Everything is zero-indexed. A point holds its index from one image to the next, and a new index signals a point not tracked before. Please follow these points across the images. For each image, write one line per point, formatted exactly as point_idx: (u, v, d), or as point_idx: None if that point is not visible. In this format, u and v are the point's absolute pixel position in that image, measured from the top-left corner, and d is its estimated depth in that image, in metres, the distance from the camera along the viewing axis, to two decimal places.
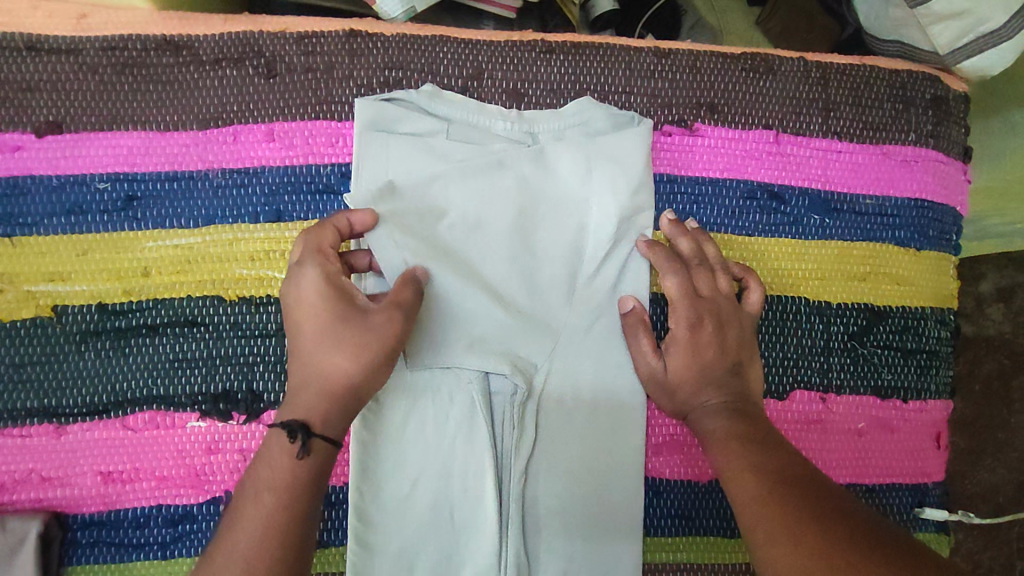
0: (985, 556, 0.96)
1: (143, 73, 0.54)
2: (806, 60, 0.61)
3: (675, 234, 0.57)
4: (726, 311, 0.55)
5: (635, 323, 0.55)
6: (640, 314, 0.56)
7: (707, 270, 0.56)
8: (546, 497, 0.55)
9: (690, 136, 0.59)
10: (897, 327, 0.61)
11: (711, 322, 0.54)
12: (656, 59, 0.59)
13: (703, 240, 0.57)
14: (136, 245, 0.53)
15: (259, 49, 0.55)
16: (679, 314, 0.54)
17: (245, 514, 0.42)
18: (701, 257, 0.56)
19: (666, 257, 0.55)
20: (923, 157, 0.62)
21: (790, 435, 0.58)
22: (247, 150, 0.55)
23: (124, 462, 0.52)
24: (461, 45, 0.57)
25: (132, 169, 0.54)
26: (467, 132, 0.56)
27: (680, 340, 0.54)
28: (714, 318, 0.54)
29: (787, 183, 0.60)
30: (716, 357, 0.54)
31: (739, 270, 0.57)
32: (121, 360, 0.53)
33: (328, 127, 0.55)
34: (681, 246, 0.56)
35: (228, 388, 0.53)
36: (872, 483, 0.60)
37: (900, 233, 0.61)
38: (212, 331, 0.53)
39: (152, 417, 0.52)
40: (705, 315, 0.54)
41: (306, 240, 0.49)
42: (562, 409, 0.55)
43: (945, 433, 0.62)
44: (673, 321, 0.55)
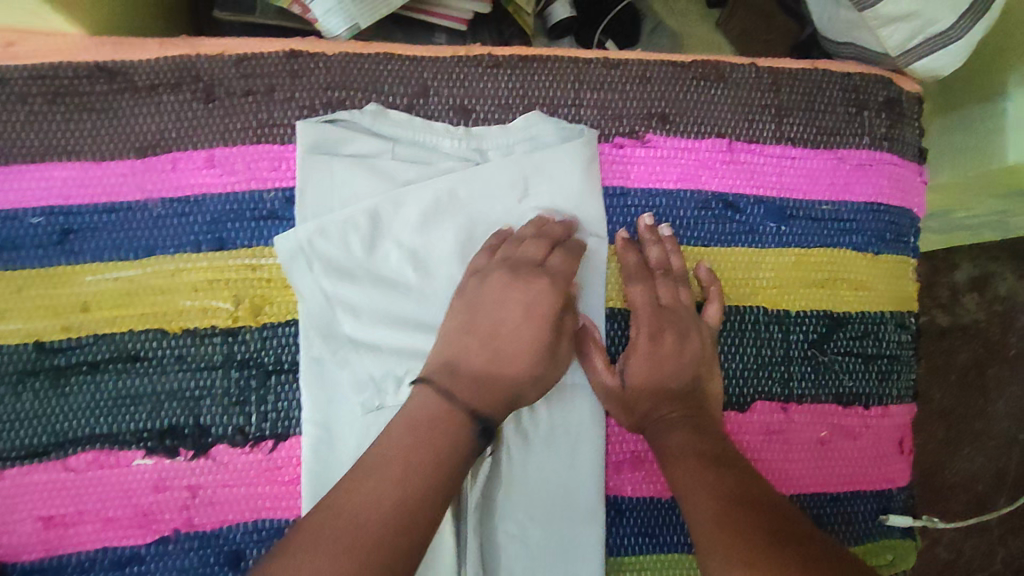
0: (966, 544, 1.00)
1: (75, 102, 0.53)
2: (757, 66, 0.60)
3: (647, 240, 0.57)
4: (688, 322, 0.56)
5: (587, 340, 0.56)
6: (593, 331, 0.56)
7: (671, 281, 0.57)
8: (504, 521, 0.54)
9: (642, 147, 0.58)
10: (857, 333, 0.60)
11: (673, 333, 0.56)
12: (605, 70, 0.58)
13: (673, 249, 0.57)
14: (75, 279, 0.52)
15: (196, 74, 0.54)
16: (641, 325, 0.56)
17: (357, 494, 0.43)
18: (666, 266, 0.57)
19: (633, 264, 0.57)
20: (878, 160, 0.61)
21: (751, 447, 0.58)
22: (187, 178, 0.53)
23: (65, 506, 0.50)
24: (405, 62, 0.56)
25: (67, 202, 0.52)
26: (413, 150, 0.56)
27: (641, 350, 0.56)
28: (676, 330, 0.56)
29: (742, 192, 0.59)
30: (676, 368, 0.55)
31: (705, 277, 0.58)
32: (60, 400, 0.51)
33: (269, 151, 0.54)
34: (650, 255, 0.57)
35: (174, 422, 0.52)
36: (837, 492, 0.59)
37: (857, 238, 0.61)
38: (156, 365, 0.52)
39: (95, 457, 0.51)
40: (666, 327, 0.56)
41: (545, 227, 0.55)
42: (518, 431, 0.55)
43: (907, 437, 0.62)
44: (635, 331, 0.56)
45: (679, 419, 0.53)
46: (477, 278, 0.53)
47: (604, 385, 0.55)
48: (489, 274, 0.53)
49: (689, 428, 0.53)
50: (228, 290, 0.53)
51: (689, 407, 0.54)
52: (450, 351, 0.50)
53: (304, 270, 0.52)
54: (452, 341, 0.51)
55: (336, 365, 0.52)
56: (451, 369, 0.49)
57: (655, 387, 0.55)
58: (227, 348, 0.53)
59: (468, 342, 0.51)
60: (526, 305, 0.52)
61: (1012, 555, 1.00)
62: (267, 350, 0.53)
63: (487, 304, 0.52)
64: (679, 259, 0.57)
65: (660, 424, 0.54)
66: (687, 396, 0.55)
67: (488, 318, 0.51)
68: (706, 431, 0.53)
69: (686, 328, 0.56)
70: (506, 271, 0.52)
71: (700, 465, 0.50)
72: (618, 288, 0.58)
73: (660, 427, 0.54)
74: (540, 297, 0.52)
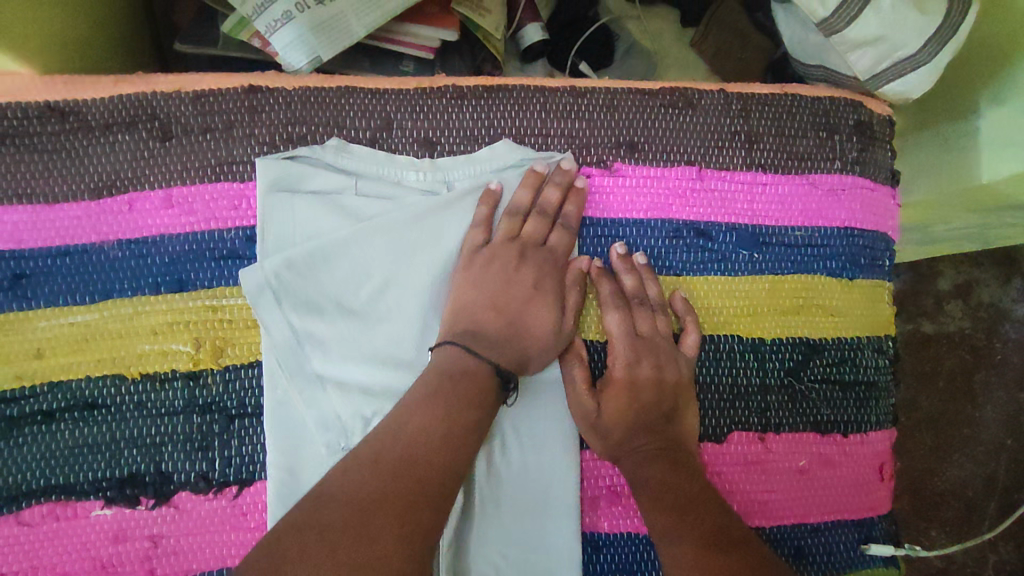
0: (959, 552, 0.99)
1: (27, 143, 0.51)
2: (726, 92, 0.59)
3: (621, 269, 0.56)
4: (665, 349, 0.55)
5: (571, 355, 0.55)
6: (579, 348, 0.56)
7: (648, 311, 0.56)
8: (479, 563, 0.53)
9: (610, 177, 0.57)
10: (834, 359, 0.60)
11: (650, 361, 0.55)
12: (571, 99, 0.57)
13: (649, 277, 0.56)
14: (29, 325, 0.50)
15: (153, 112, 0.53)
16: (618, 354, 0.55)
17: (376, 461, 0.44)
18: (643, 296, 0.56)
19: (608, 293, 0.56)
20: (850, 185, 0.61)
21: (730, 478, 0.57)
22: (144, 219, 0.52)
23: (22, 561, 0.49)
24: (367, 95, 0.55)
25: (18, 246, 0.51)
26: (377, 185, 0.55)
27: (617, 379, 0.55)
28: (654, 358, 0.55)
29: (714, 219, 0.58)
30: (656, 396, 0.54)
31: (681, 307, 0.57)
32: (13, 451, 0.49)
33: (229, 189, 0.53)
34: (626, 284, 0.56)
35: (135, 470, 0.50)
36: (818, 522, 0.58)
37: (831, 264, 0.60)
38: (114, 413, 0.51)
39: (51, 509, 0.49)
40: (643, 356, 0.55)
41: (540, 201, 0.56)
42: (490, 470, 0.53)
43: (887, 463, 0.61)
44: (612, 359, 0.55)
45: (649, 451, 0.52)
46: (481, 257, 0.54)
47: (582, 410, 0.54)
48: (496, 254, 0.54)
49: (662, 461, 0.52)
50: (189, 332, 0.51)
51: (661, 441, 0.53)
52: (467, 321, 0.52)
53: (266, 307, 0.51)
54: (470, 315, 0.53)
55: (301, 404, 0.51)
56: (474, 335, 0.52)
57: (631, 413, 0.54)
58: (188, 393, 0.51)
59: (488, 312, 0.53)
60: (535, 279, 0.54)
61: (1004, 563, 0.99)
62: (229, 393, 0.51)
63: (499, 277, 0.54)
64: (656, 288, 0.56)
65: (634, 455, 0.53)
66: (663, 428, 0.53)
67: (501, 289, 0.53)
68: (678, 466, 0.52)
69: (663, 357, 0.55)
70: (513, 249, 0.54)
71: (672, 502, 0.49)
72: (597, 320, 0.57)
73: (635, 460, 0.52)
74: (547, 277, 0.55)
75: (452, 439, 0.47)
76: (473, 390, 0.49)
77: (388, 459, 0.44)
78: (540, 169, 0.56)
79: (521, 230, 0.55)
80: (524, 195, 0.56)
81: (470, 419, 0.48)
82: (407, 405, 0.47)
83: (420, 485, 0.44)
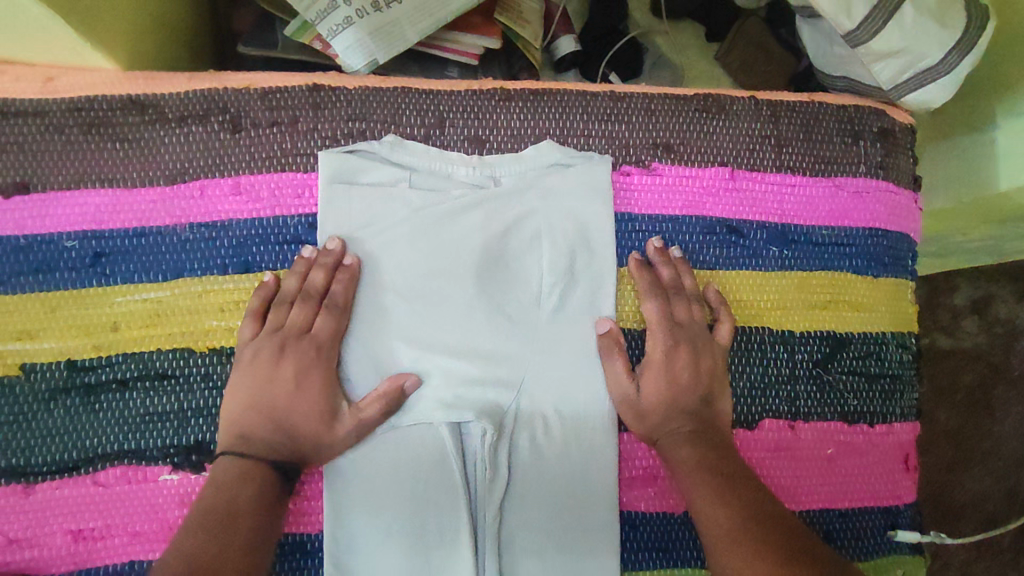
0: (978, 564, 1.00)
1: (108, 132, 0.55)
2: (756, 98, 0.63)
3: (656, 261, 0.59)
4: (700, 338, 0.59)
5: (612, 343, 0.58)
6: (617, 335, 0.58)
7: (686, 300, 0.59)
8: (522, 536, 0.56)
9: (648, 175, 0.61)
10: (860, 352, 0.63)
11: (687, 348, 0.58)
12: (611, 103, 0.61)
13: (685, 269, 0.60)
14: (106, 300, 0.54)
15: (224, 106, 0.56)
16: (657, 339, 0.58)
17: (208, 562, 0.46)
18: (680, 286, 0.59)
19: (647, 283, 0.59)
20: (874, 187, 0.64)
21: (761, 463, 0.60)
22: (214, 205, 0.56)
23: (95, 520, 0.53)
24: (422, 95, 0.59)
25: (99, 226, 0.55)
26: (429, 179, 0.58)
27: (655, 363, 0.58)
28: (690, 345, 0.58)
29: (745, 217, 0.61)
30: (692, 379, 0.57)
31: (714, 299, 0.60)
32: (91, 417, 0.53)
33: (294, 179, 0.56)
34: (664, 275, 0.59)
35: (200, 439, 0.54)
36: (845, 508, 0.61)
37: (857, 262, 0.63)
38: (182, 384, 0.54)
39: (124, 472, 0.53)
40: (681, 342, 0.58)
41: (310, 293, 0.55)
42: (531, 447, 0.56)
43: (913, 454, 0.64)
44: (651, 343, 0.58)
45: (686, 435, 0.56)
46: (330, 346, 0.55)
47: (622, 390, 0.57)
48: (261, 346, 0.54)
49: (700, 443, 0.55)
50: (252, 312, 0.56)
51: (699, 426, 0.56)
52: (239, 424, 0.53)
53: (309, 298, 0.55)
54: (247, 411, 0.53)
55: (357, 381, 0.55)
56: (246, 439, 0.52)
57: (670, 396, 0.57)
58: None
59: (267, 395, 0.53)
60: (296, 376, 0.54)
61: None
62: (282, 367, 0.54)
63: (261, 376, 0.54)
64: (692, 279, 0.60)
65: (677, 440, 0.56)
66: (700, 413, 0.57)
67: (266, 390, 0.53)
68: (714, 448, 0.55)
69: (701, 345, 0.58)
70: (275, 344, 0.54)
71: (714, 486, 0.52)
72: (634, 310, 0.60)
73: (673, 445, 0.56)
74: (309, 371, 0.54)
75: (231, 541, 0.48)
76: (255, 488, 0.51)
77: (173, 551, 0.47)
78: (307, 255, 0.55)
79: (284, 320, 0.55)
80: (318, 275, 0.55)
81: (261, 512, 0.50)
82: (209, 501, 0.50)
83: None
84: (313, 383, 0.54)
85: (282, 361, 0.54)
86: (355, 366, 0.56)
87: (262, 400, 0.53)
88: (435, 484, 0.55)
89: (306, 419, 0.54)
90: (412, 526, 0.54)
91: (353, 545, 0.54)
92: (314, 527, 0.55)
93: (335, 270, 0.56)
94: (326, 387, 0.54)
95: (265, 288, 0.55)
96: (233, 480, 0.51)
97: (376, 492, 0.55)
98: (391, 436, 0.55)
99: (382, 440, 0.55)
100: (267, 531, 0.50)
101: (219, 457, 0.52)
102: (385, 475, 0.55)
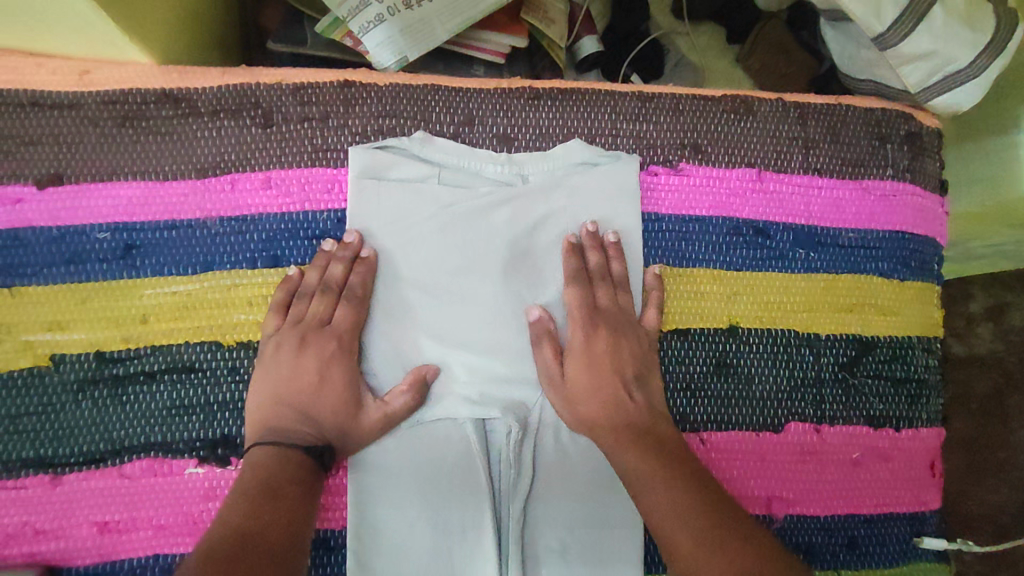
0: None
1: (141, 125, 0.56)
2: (785, 100, 0.63)
3: (588, 246, 0.59)
4: (624, 324, 0.57)
5: (540, 332, 0.56)
6: (547, 324, 0.56)
7: (610, 287, 0.58)
8: (545, 536, 0.55)
9: (675, 176, 0.61)
10: (886, 356, 0.62)
11: (606, 332, 0.57)
12: (639, 103, 0.61)
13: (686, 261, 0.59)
14: (135, 293, 0.54)
15: (256, 101, 0.57)
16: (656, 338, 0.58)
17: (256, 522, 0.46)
18: (605, 273, 0.58)
19: (571, 270, 0.58)
20: (901, 191, 0.64)
21: (786, 467, 0.59)
22: (243, 199, 0.56)
23: (120, 512, 0.52)
24: (452, 93, 0.59)
25: (131, 219, 0.55)
26: (457, 176, 0.59)
27: (578, 348, 0.56)
28: (609, 329, 0.57)
29: (772, 219, 0.61)
30: (616, 362, 0.56)
31: (652, 281, 0.59)
32: (118, 409, 0.53)
33: (324, 174, 0.56)
34: (589, 262, 0.58)
35: (226, 433, 0.54)
36: (870, 514, 0.60)
37: (883, 265, 0.63)
38: (209, 377, 0.54)
39: (150, 464, 0.53)
40: (600, 325, 0.57)
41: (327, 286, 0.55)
42: (556, 447, 0.56)
43: (938, 461, 0.63)
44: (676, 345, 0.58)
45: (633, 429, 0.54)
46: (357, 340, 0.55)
47: (547, 377, 0.56)
48: (283, 339, 0.54)
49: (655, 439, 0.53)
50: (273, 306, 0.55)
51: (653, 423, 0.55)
52: (266, 418, 0.53)
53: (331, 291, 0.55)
54: (273, 405, 0.53)
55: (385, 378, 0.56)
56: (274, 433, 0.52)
57: (590, 378, 0.56)
58: None
59: (294, 389, 0.53)
60: (319, 370, 0.54)
61: None
62: (305, 359, 0.54)
63: (286, 370, 0.54)
64: (621, 263, 0.59)
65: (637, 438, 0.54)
66: (660, 420, 0.55)
67: (291, 384, 0.53)
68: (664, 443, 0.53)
69: (621, 329, 0.57)
70: (297, 337, 0.54)
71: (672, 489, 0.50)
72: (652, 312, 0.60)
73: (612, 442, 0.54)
74: (331, 365, 0.54)
75: (276, 506, 0.48)
76: (294, 465, 0.50)
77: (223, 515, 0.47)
78: (327, 249, 0.55)
79: (306, 312, 0.55)
80: (337, 268, 0.55)
81: (302, 484, 0.50)
82: (250, 474, 0.50)
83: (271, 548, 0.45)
84: (336, 378, 0.54)
85: (305, 355, 0.54)
86: (376, 362, 0.56)
87: (288, 394, 0.53)
88: (459, 480, 0.55)
89: (332, 414, 0.53)
90: (436, 522, 0.54)
91: (376, 543, 0.54)
92: (341, 524, 0.55)
93: (353, 263, 0.56)
94: (349, 382, 0.54)
95: (290, 282, 0.55)
96: (274, 454, 0.51)
97: (401, 489, 0.54)
98: (417, 433, 0.55)
99: (407, 436, 0.55)
100: (309, 501, 0.50)
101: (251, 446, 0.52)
102: (410, 471, 0.55)
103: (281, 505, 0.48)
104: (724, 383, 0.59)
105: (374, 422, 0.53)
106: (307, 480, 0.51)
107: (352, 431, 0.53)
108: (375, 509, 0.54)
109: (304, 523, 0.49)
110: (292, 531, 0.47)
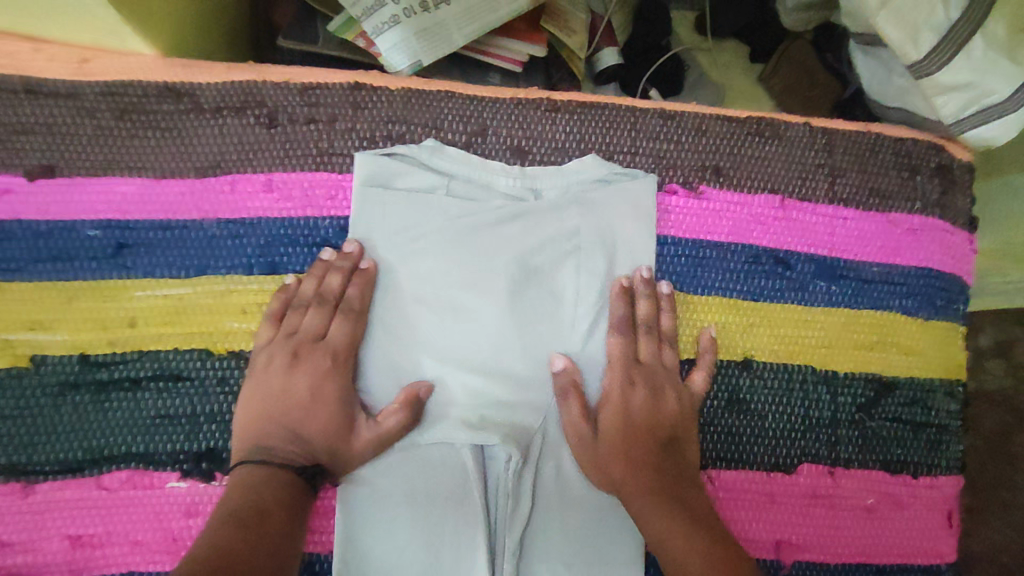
0: None
1: (140, 119, 0.53)
2: (812, 126, 0.60)
3: (642, 293, 0.55)
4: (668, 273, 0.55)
5: (567, 384, 0.53)
6: (574, 375, 0.54)
7: (655, 341, 0.56)
8: (541, 570, 0.52)
9: (695, 199, 0.58)
10: (905, 399, 0.59)
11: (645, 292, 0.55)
12: (661, 121, 0.58)
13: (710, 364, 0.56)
14: (125, 294, 0.52)
15: (261, 100, 0.54)
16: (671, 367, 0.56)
17: (248, 533, 0.44)
18: (655, 324, 0.55)
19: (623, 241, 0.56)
20: (929, 227, 0.61)
21: (796, 511, 0.57)
22: (242, 201, 0.53)
23: (95, 526, 0.50)
24: (466, 101, 0.56)
25: (124, 217, 0.52)
26: (468, 188, 0.56)
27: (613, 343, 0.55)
28: (648, 385, 0.55)
29: (794, 249, 0.58)
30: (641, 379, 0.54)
31: (704, 343, 0.56)
32: (100, 415, 0.51)
33: (328, 179, 0.54)
34: (639, 310, 0.55)
35: (212, 446, 0.51)
36: (882, 563, 0.58)
37: (906, 302, 0.60)
38: (198, 387, 0.52)
39: (130, 476, 0.50)
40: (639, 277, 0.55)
41: (323, 296, 0.52)
42: (557, 477, 0.54)
43: (956, 511, 0.60)
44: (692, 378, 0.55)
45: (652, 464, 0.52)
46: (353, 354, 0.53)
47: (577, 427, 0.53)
48: (275, 351, 0.52)
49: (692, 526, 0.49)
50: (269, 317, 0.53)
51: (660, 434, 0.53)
52: (255, 434, 0.50)
53: (333, 300, 0.53)
54: (262, 421, 0.50)
55: (382, 395, 0.53)
56: (261, 449, 0.49)
57: None
58: None
59: (283, 405, 0.51)
60: (311, 387, 0.51)
61: None
62: (297, 374, 0.51)
63: (276, 384, 0.51)
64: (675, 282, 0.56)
65: None
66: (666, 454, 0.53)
67: (281, 399, 0.51)
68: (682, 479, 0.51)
69: (661, 385, 0.55)
70: (289, 350, 0.52)
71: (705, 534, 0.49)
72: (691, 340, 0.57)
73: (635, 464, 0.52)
74: (325, 383, 0.52)
75: (269, 519, 0.46)
76: (280, 488, 0.48)
77: (215, 522, 0.45)
78: (326, 258, 0.53)
79: (300, 324, 0.52)
80: (335, 280, 0.52)
81: (292, 504, 0.48)
82: (239, 489, 0.47)
83: (262, 559, 0.43)
84: (329, 394, 0.51)
85: (299, 370, 0.51)
86: (372, 379, 0.54)
87: (277, 408, 0.51)
88: (453, 512, 0.52)
89: (320, 433, 0.51)
90: (427, 553, 0.51)
91: (364, 570, 0.51)
92: (328, 548, 0.52)
93: (351, 274, 0.53)
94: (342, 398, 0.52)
95: (286, 291, 0.53)
96: (263, 474, 0.48)
97: (392, 515, 0.51)
98: (410, 457, 0.52)
99: (400, 458, 0.52)
100: (297, 522, 0.47)
101: (237, 464, 0.49)
102: (402, 497, 0.52)
103: (272, 523, 0.46)
104: (735, 419, 0.57)
105: (366, 443, 0.51)
106: (298, 504, 0.48)
107: (342, 450, 0.51)
108: (364, 533, 0.51)
109: (295, 542, 0.46)
110: (282, 550, 0.45)
